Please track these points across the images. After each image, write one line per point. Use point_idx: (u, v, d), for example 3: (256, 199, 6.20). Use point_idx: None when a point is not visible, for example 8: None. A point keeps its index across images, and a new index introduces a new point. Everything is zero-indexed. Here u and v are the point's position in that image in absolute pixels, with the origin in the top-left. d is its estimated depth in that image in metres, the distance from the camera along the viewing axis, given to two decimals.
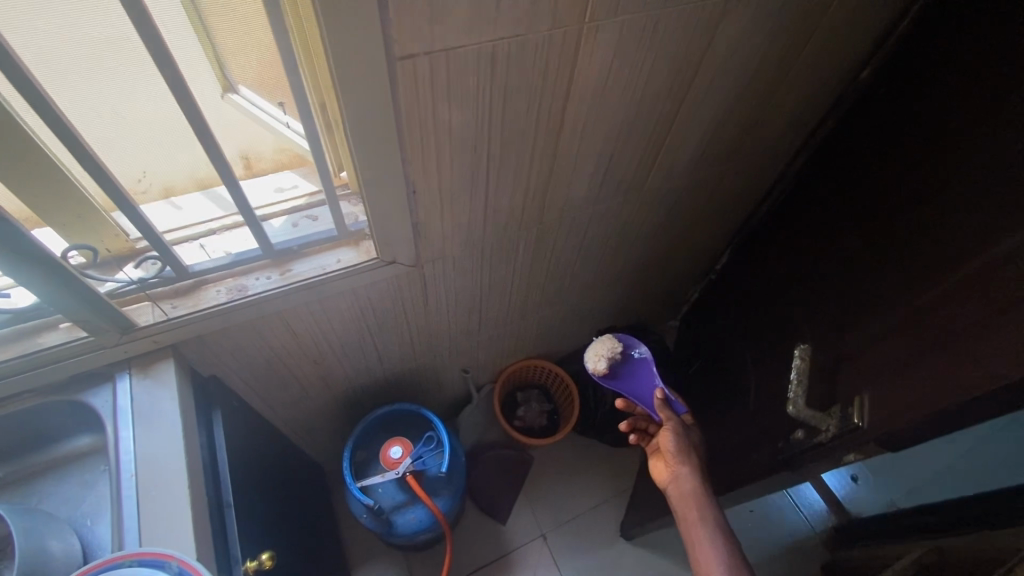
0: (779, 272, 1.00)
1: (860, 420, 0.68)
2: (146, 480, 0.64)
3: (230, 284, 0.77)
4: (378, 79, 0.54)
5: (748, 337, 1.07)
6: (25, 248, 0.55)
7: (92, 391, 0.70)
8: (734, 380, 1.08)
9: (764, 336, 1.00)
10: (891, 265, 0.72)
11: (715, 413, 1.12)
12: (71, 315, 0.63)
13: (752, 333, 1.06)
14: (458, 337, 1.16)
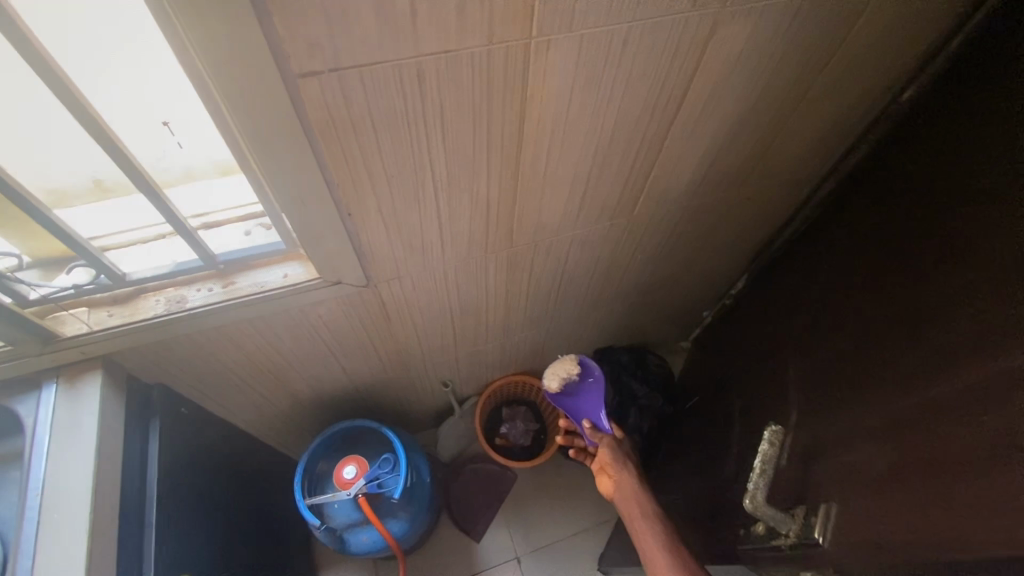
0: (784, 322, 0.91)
1: (821, 537, 0.66)
2: (50, 504, 0.65)
3: (170, 295, 0.73)
4: (275, 99, 0.47)
5: (743, 385, 0.98)
6: None
7: (21, 398, 0.70)
8: (723, 429, 0.98)
9: (761, 388, 0.90)
10: (903, 346, 0.63)
11: (701, 461, 1.01)
12: None
13: (747, 380, 0.97)
14: (433, 353, 1.10)
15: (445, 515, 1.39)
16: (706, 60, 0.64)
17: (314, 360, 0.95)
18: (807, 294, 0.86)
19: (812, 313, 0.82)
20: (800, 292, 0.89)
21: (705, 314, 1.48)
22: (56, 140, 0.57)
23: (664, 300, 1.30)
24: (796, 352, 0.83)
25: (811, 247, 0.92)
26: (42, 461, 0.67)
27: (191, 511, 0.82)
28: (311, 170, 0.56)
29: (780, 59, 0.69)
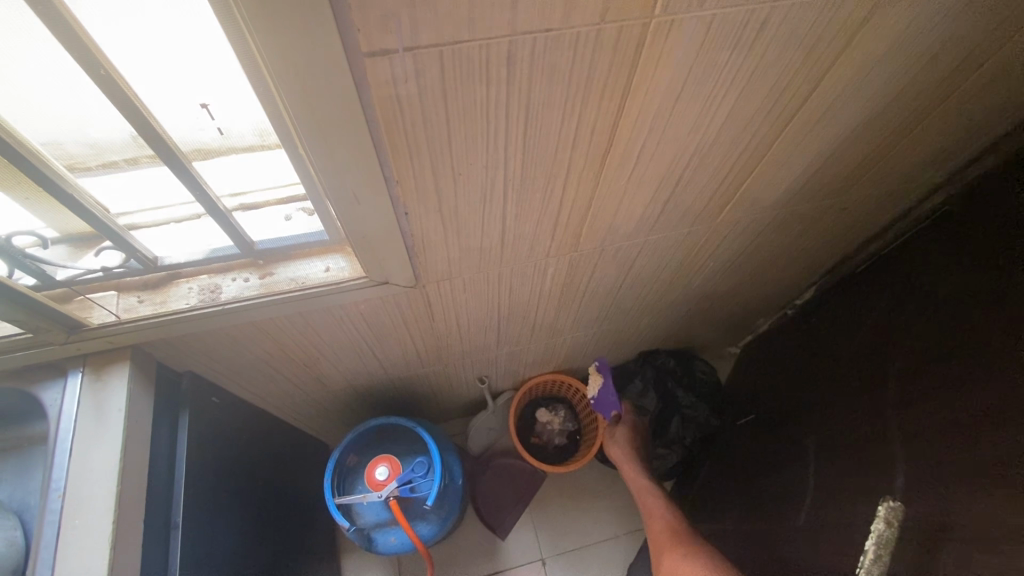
0: (867, 374, 0.92)
1: None
2: (71, 506, 0.60)
3: (204, 283, 0.67)
4: (340, 79, 0.39)
5: (817, 422, 0.98)
6: None
7: (48, 384, 0.66)
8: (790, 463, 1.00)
9: (847, 424, 0.91)
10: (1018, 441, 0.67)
11: (763, 491, 1.04)
12: (9, 316, 0.58)
13: (821, 419, 0.97)
14: (474, 351, 1.03)
15: (471, 510, 1.35)
16: (848, 50, 0.53)
17: (351, 354, 0.89)
18: (901, 340, 0.88)
19: (913, 363, 0.85)
20: (889, 335, 0.91)
21: (761, 323, 1.33)
22: (81, 115, 0.49)
23: (724, 309, 1.19)
24: (893, 397, 0.85)
25: (899, 288, 0.93)
26: (66, 458, 0.61)
27: (220, 507, 0.77)
28: (371, 165, 0.48)
29: (927, 53, 0.58)
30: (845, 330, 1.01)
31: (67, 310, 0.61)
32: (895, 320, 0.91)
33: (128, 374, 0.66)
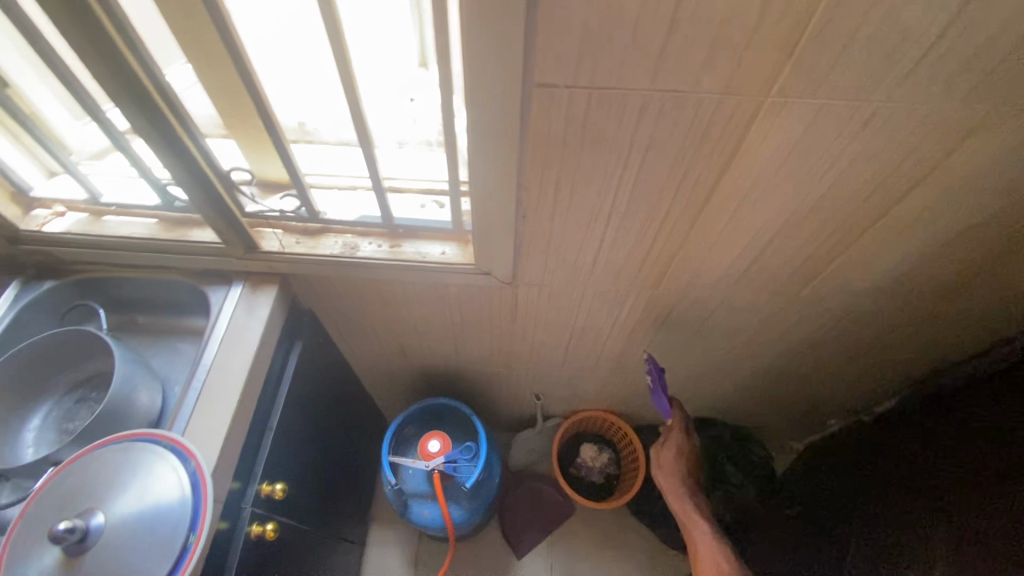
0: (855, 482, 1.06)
1: None
2: (211, 382, 0.75)
3: (347, 240, 0.83)
4: (510, 98, 0.51)
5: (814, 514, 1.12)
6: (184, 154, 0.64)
7: (216, 287, 0.83)
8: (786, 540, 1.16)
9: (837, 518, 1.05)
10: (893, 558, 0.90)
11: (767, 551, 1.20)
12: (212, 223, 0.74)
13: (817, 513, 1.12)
14: (540, 363, 1.11)
15: (496, 520, 1.40)
16: (950, 160, 0.58)
17: (436, 334, 1.01)
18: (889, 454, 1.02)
19: (899, 478, 0.96)
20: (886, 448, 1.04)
21: (830, 423, 1.29)
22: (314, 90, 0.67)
23: (792, 395, 1.19)
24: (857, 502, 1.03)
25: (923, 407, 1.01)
26: (214, 344, 0.77)
27: (302, 428, 0.91)
28: (511, 170, 0.60)
29: None
30: (873, 437, 1.10)
31: (249, 231, 0.78)
32: (894, 441, 1.03)
33: (275, 295, 0.83)
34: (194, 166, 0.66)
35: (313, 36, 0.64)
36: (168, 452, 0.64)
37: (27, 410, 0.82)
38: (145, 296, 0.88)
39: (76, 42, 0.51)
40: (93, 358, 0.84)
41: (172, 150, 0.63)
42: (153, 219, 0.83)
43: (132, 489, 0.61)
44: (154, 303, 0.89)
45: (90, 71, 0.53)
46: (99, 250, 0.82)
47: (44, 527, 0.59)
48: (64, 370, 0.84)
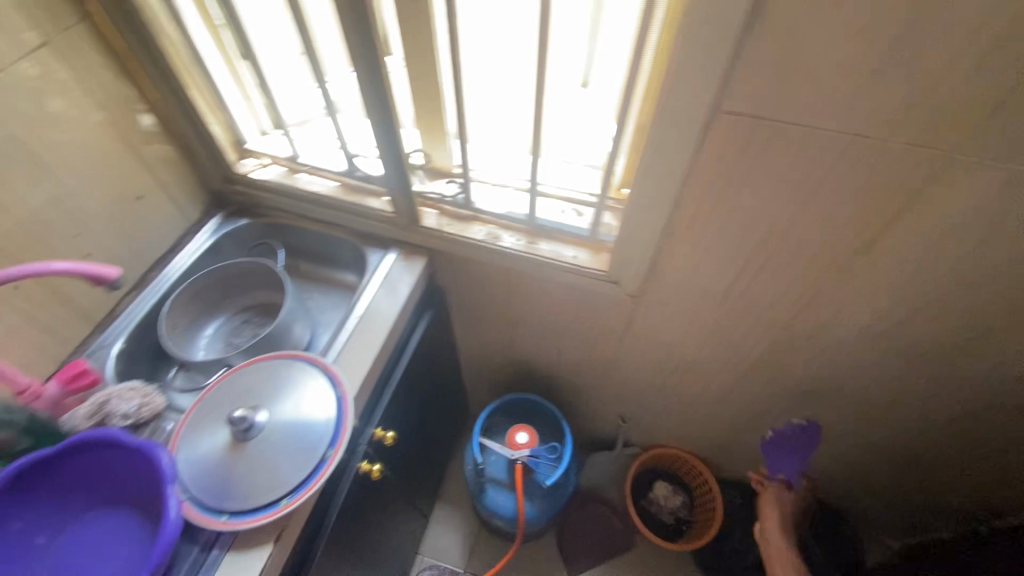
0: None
1: None
2: (364, 326, 0.84)
3: (491, 230, 0.91)
4: (694, 121, 0.55)
5: None
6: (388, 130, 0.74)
7: (373, 249, 0.95)
8: None
9: None
10: None
11: None
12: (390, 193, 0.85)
13: None
14: (636, 386, 1.13)
15: (554, 533, 1.41)
16: None
17: (546, 334, 1.07)
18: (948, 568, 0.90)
19: None
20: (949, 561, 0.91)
21: None
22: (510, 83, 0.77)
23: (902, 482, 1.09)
24: None
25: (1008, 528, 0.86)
26: (366, 297, 0.88)
27: (413, 390, 0.99)
28: (674, 189, 0.64)
29: None
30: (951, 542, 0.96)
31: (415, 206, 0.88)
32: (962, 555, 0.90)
33: (422, 266, 0.93)
34: (393, 142, 0.76)
35: (514, 48, 0.73)
36: (323, 376, 0.75)
37: (197, 324, 0.94)
38: (311, 247, 1.02)
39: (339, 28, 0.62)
40: (260, 287, 0.98)
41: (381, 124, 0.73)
42: (335, 183, 0.97)
43: (294, 398, 0.71)
44: (317, 255, 1.02)
45: (351, 60, 0.65)
46: (291, 199, 0.97)
47: (221, 414, 0.70)
48: (233, 296, 0.97)
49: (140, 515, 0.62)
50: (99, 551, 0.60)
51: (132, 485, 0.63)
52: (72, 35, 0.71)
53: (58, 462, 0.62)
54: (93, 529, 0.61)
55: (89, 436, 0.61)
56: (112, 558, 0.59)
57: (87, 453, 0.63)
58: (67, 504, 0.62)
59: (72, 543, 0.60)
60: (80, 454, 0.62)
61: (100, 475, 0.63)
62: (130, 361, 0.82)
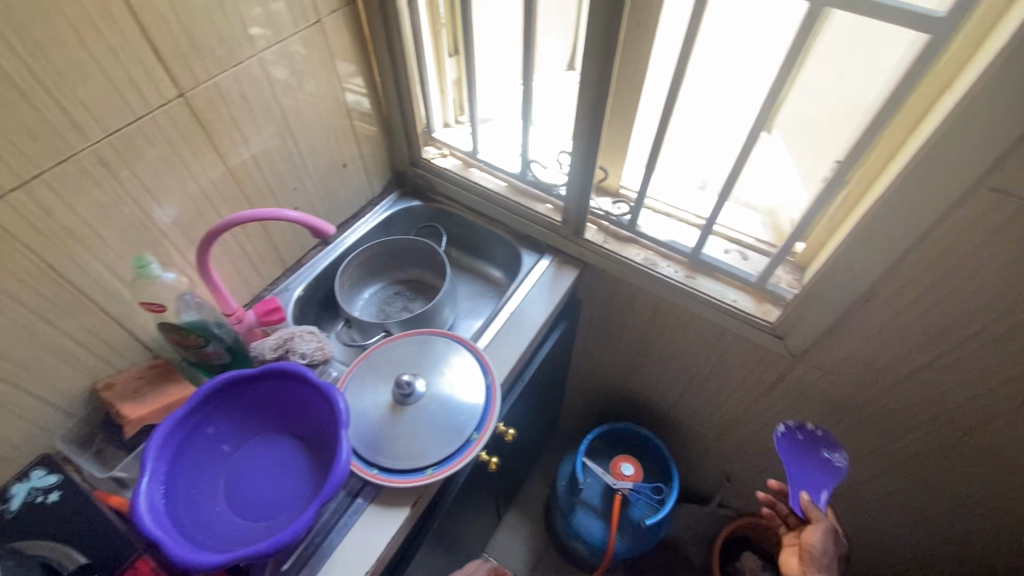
0: None
1: None
2: (508, 324, 0.87)
3: (650, 256, 0.91)
4: (950, 191, 0.53)
5: None
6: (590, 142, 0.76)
7: (528, 252, 0.98)
8: None
9: None
10: None
11: None
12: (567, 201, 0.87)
13: None
14: (755, 446, 1.07)
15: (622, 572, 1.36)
16: None
17: (674, 369, 1.05)
18: None
19: None
20: None
21: None
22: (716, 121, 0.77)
23: None
24: None
25: None
26: (517, 297, 0.91)
27: (534, 394, 1.01)
28: (891, 257, 0.61)
29: None
30: None
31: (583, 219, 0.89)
32: None
33: (573, 277, 0.95)
34: (589, 154, 0.78)
35: (733, 83, 0.73)
36: (476, 363, 0.77)
37: (357, 289, 1.01)
38: (467, 238, 1.07)
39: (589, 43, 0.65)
40: (415, 265, 1.04)
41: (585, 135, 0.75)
42: (503, 182, 1.01)
43: (449, 375, 0.76)
44: (471, 246, 1.07)
45: (585, 71, 0.68)
46: (462, 191, 1.04)
47: (383, 376, 0.76)
48: (391, 270, 1.04)
49: (311, 447, 0.69)
50: (274, 470, 0.67)
51: (307, 420, 0.70)
52: (339, 18, 0.79)
53: (249, 385, 0.69)
54: (269, 449, 0.69)
55: (279, 368, 0.68)
56: (287, 480, 0.67)
57: (274, 382, 0.70)
58: (250, 423, 0.70)
59: (252, 458, 0.68)
60: (268, 382, 0.70)
61: (279, 403, 0.70)
62: (304, 308, 0.91)
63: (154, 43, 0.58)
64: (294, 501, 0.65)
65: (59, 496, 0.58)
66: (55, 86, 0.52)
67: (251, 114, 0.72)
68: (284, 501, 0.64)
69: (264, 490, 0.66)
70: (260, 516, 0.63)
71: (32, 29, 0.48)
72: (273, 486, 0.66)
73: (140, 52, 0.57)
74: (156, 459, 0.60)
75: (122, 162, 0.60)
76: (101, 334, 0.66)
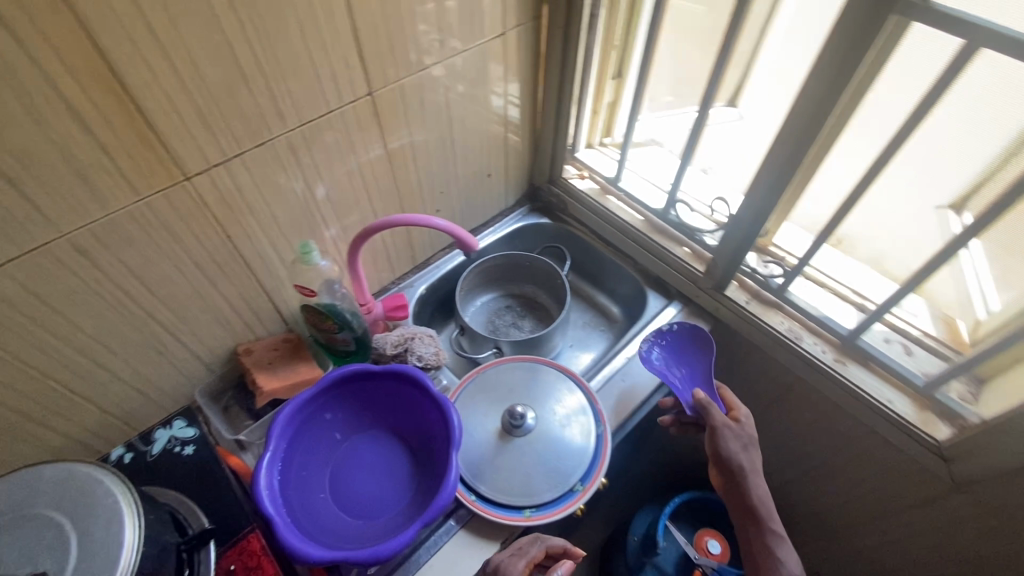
0: None
1: None
2: (625, 369, 0.81)
3: (794, 327, 0.83)
4: None
5: None
6: (773, 191, 0.71)
7: (654, 294, 0.93)
8: None
9: None
10: None
11: None
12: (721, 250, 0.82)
13: None
14: (869, 558, 0.95)
15: None
16: None
17: (792, 450, 0.95)
18: None
19: None
20: None
21: None
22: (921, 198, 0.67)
23: None
24: None
25: None
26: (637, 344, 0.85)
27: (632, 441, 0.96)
28: None
29: None
30: None
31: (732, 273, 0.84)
32: None
33: (701, 332, 0.88)
34: (766, 203, 0.73)
35: (947, 159, 0.62)
36: (590, 409, 0.73)
37: (471, 296, 0.99)
38: (590, 265, 1.04)
39: (809, 94, 0.60)
40: (530, 281, 1.01)
41: (772, 183, 0.70)
42: (641, 217, 0.97)
43: (562, 411, 0.73)
44: (593, 274, 1.04)
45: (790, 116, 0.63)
46: (597, 218, 0.99)
47: (495, 401, 0.73)
48: (505, 283, 1.02)
49: (415, 454, 0.69)
50: (377, 469, 0.68)
51: (417, 426, 0.70)
52: (520, 33, 0.78)
53: (371, 379, 0.70)
54: (376, 445, 0.70)
55: (404, 371, 0.69)
56: (386, 482, 0.67)
57: (393, 382, 0.70)
58: (364, 415, 0.71)
59: (359, 451, 0.69)
60: (389, 380, 0.70)
61: (394, 403, 0.71)
62: (422, 307, 0.92)
63: (360, 42, 0.59)
64: (391, 506, 0.64)
65: (193, 449, 0.63)
66: (271, 75, 0.54)
67: (422, 117, 0.73)
68: (381, 504, 0.65)
69: (365, 485, 0.66)
70: (358, 512, 0.64)
71: (266, 22, 0.51)
72: (373, 484, 0.66)
73: (346, 50, 0.59)
74: (278, 433, 0.63)
75: (307, 150, 0.63)
76: (253, 303, 0.70)
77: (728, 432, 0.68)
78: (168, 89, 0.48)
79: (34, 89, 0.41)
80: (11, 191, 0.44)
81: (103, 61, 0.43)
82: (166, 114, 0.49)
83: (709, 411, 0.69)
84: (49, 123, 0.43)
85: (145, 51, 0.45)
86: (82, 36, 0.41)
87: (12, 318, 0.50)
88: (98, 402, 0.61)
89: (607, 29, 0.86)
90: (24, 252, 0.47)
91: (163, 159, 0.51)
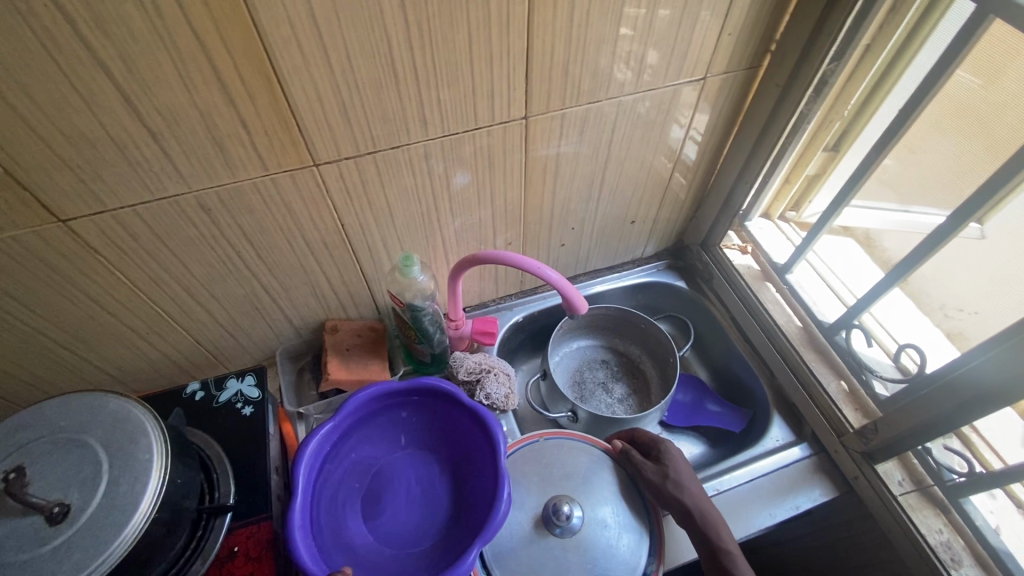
0: None
1: None
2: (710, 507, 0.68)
3: (956, 545, 0.62)
4: None
5: None
6: (1002, 395, 0.53)
7: (782, 423, 0.76)
8: None
9: None
10: None
11: None
12: (886, 423, 0.64)
13: None
14: None
15: None
16: None
17: None
18: None
19: None
20: None
21: None
22: None
23: None
24: None
25: None
26: (736, 481, 0.70)
27: None
28: None
29: None
30: None
31: (899, 453, 0.65)
32: None
33: (824, 498, 0.70)
34: (985, 404, 0.55)
35: None
36: (646, 542, 0.62)
37: (569, 336, 0.89)
38: (715, 352, 0.89)
39: None
40: (637, 342, 0.89)
41: (1010, 385, 0.52)
42: (798, 322, 0.80)
43: (618, 524, 0.62)
44: (716, 365, 0.89)
45: None
46: (743, 306, 0.83)
47: (543, 488, 0.65)
48: (612, 334, 0.90)
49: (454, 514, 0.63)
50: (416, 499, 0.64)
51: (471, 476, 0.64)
52: (725, 81, 0.65)
53: (453, 406, 0.66)
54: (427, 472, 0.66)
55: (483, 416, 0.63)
56: (412, 519, 0.63)
57: (468, 419, 0.65)
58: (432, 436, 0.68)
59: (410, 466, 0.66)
60: (477, 430, 0.64)
61: (464, 440, 0.66)
62: (514, 333, 0.86)
63: (530, 63, 0.53)
64: (407, 543, 0.61)
65: (252, 411, 0.64)
66: (425, 82, 0.50)
67: (576, 150, 0.65)
68: (395, 535, 0.61)
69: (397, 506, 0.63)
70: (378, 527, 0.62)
71: (434, 27, 0.46)
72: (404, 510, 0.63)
73: (512, 68, 0.52)
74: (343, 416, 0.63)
75: (442, 161, 0.58)
76: (350, 288, 0.69)
77: (648, 471, 0.63)
78: (317, 78, 0.45)
79: (190, 57, 0.41)
80: (153, 144, 0.45)
81: (260, 41, 0.42)
82: (309, 102, 0.47)
83: (630, 457, 0.65)
84: (198, 90, 0.43)
85: (302, 37, 0.42)
86: (243, 13, 0.40)
87: (135, 250, 0.53)
88: (195, 335, 0.65)
89: (841, 95, 0.69)
90: (154, 199, 0.49)
91: (297, 144, 0.50)
